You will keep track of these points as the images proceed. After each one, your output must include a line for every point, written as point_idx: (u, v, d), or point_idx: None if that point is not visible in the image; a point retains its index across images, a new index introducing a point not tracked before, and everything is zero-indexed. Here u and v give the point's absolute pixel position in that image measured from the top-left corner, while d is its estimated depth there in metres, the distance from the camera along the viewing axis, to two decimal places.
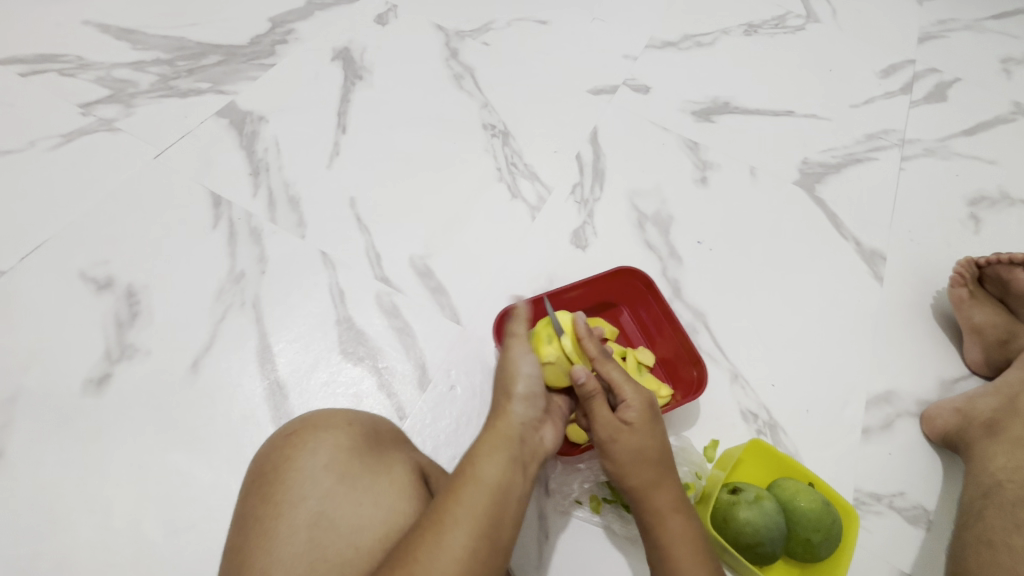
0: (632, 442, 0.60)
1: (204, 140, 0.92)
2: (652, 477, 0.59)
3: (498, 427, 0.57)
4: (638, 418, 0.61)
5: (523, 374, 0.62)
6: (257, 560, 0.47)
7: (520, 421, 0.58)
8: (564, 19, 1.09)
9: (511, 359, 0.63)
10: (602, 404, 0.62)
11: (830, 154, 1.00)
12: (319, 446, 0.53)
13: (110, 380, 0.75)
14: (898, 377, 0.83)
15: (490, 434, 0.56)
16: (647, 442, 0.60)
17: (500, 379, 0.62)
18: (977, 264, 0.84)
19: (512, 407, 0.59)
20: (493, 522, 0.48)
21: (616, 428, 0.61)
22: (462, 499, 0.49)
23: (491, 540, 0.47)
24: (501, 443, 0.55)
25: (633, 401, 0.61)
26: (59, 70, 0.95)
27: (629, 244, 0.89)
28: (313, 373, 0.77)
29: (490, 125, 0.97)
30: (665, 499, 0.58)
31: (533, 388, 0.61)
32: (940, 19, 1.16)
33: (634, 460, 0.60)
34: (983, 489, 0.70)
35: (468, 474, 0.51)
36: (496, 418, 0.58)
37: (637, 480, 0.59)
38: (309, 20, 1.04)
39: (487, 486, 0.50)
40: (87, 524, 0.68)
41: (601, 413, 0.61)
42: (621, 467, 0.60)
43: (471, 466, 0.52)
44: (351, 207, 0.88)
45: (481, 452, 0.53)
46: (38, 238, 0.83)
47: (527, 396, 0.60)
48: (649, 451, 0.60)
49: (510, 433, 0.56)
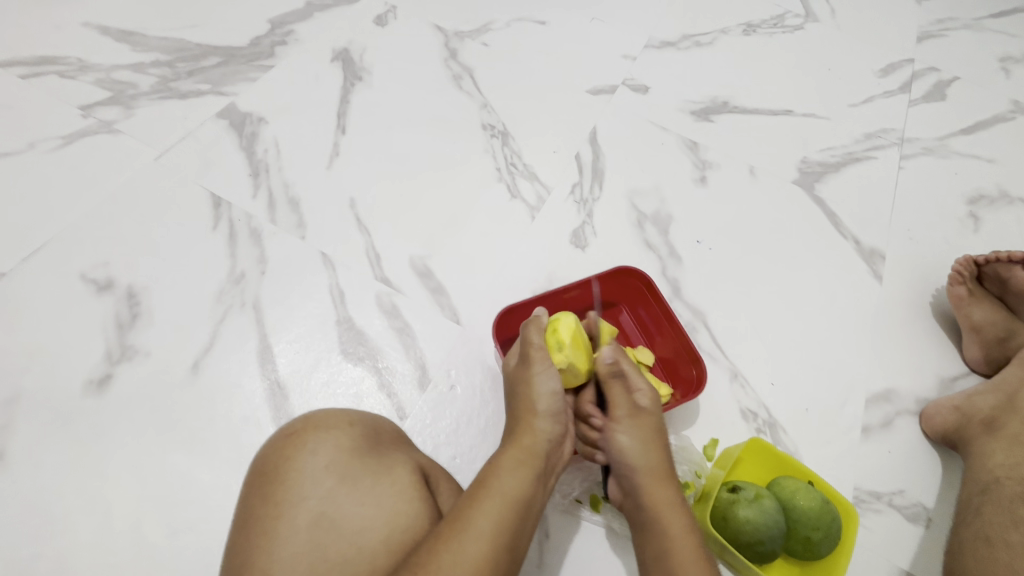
0: (642, 425, 0.64)
1: (204, 142, 0.92)
2: (655, 458, 0.62)
3: (522, 443, 0.59)
4: (649, 404, 0.65)
5: (545, 393, 0.63)
6: (259, 559, 0.47)
7: (546, 440, 0.60)
8: (563, 19, 1.09)
9: (531, 378, 0.64)
10: (619, 388, 0.67)
11: (829, 153, 1.00)
12: (320, 446, 0.53)
13: (111, 381, 0.75)
14: (898, 375, 0.83)
15: (513, 449, 0.57)
16: (654, 429, 0.64)
17: (522, 396, 0.63)
18: (976, 261, 0.84)
19: (538, 423, 0.61)
20: (513, 531, 0.49)
21: (631, 411, 0.65)
22: (485, 507, 0.50)
23: (511, 550, 0.48)
24: (525, 460, 0.56)
25: (644, 389, 0.66)
26: (59, 72, 0.96)
27: (628, 244, 0.90)
28: (314, 373, 0.78)
29: (489, 125, 0.97)
30: (664, 481, 0.60)
31: (555, 408, 0.63)
32: (939, 17, 1.16)
33: (642, 440, 0.63)
34: (981, 486, 0.70)
35: (492, 485, 0.52)
36: (521, 434, 0.60)
37: (642, 460, 0.62)
38: (309, 21, 1.04)
39: (511, 498, 0.52)
40: (88, 525, 0.69)
41: (617, 396, 0.66)
42: (629, 446, 0.63)
43: (495, 478, 0.53)
44: (350, 208, 0.89)
45: (506, 466, 0.55)
46: (39, 239, 0.83)
47: (550, 415, 0.62)
48: (657, 439, 0.64)
49: (533, 450, 0.58)
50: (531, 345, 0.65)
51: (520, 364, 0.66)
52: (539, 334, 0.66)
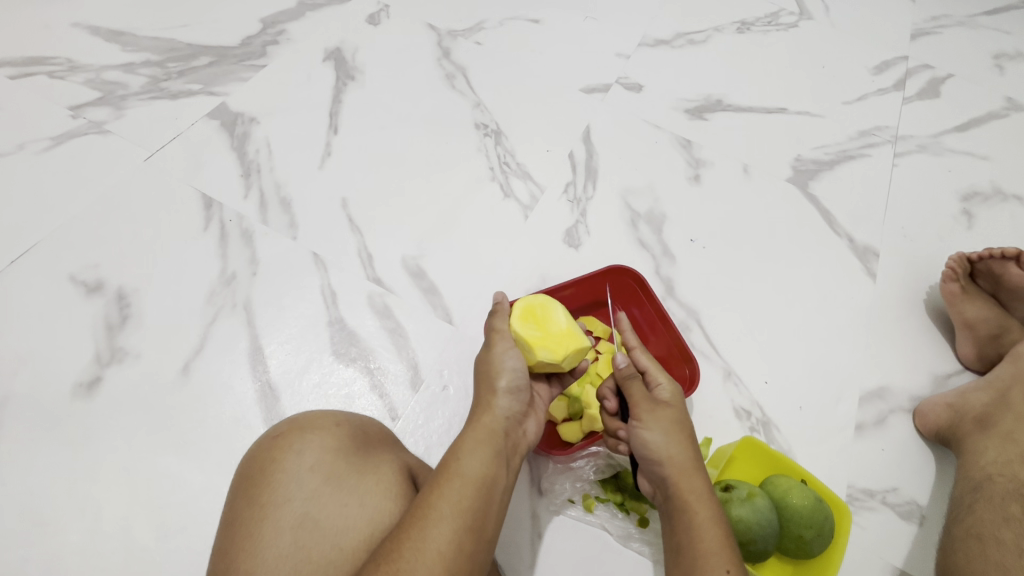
0: (666, 416, 0.61)
1: (195, 142, 0.91)
2: (687, 450, 0.59)
3: (481, 422, 0.57)
4: (671, 397, 0.63)
5: (507, 368, 0.61)
6: (244, 562, 0.47)
7: (506, 416, 0.58)
8: (556, 18, 1.09)
9: (493, 359, 0.62)
10: (637, 385, 0.64)
11: (823, 151, 1.00)
12: (306, 447, 0.53)
13: (100, 383, 0.75)
14: (892, 373, 0.83)
15: (474, 429, 0.56)
16: (679, 417, 0.61)
17: (482, 376, 0.62)
18: (970, 259, 0.84)
19: (497, 401, 0.59)
20: (478, 514, 0.49)
21: (650, 406, 0.61)
22: (445, 493, 0.49)
23: (477, 532, 0.48)
24: (485, 439, 0.55)
25: (664, 382, 0.64)
26: (48, 73, 0.95)
27: (622, 243, 0.89)
28: (305, 374, 0.77)
29: (482, 125, 0.97)
30: (695, 472, 0.58)
31: (517, 382, 0.61)
32: (933, 15, 1.16)
33: (669, 432, 0.60)
34: (974, 483, 0.70)
35: (451, 469, 0.51)
36: (479, 413, 0.58)
37: (670, 450, 0.58)
38: (301, 21, 1.03)
39: (474, 480, 0.50)
40: (78, 528, 0.68)
41: (638, 393, 0.63)
42: (654, 438, 0.59)
43: (455, 460, 0.52)
44: (343, 208, 0.88)
45: (466, 447, 0.53)
46: (27, 241, 0.83)
47: (511, 391, 0.60)
48: (683, 427, 0.61)
49: (494, 428, 0.56)
50: (499, 332, 0.65)
51: (485, 346, 0.65)
52: (503, 318, 0.66)
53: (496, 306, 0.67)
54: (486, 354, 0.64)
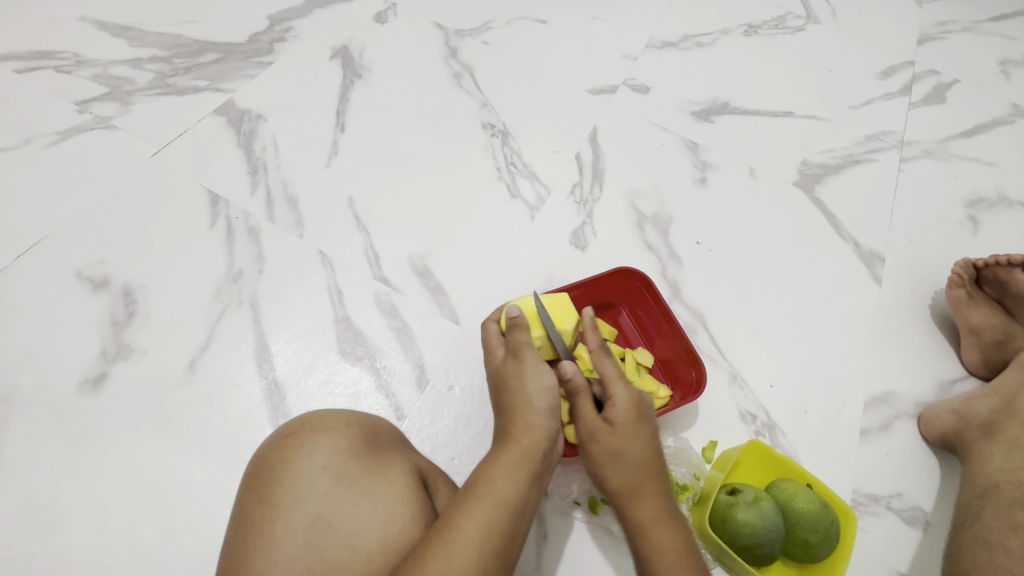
0: (610, 443, 0.60)
1: (202, 139, 0.91)
2: (632, 474, 0.59)
3: (519, 443, 0.57)
4: (621, 418, 0.61)
5: (543, 389, 0.61)
6: (255, 562, 0.46)
7: (544, 438, 0.58)
8: (564, 19, 1.09)
9: (525, 375, 0.62)
10: (587, 401, 0.62)
11: (829, 155, 1.00)
12: (317, 447, 0.53)
13: (107, 379, 0.75)
14: (896, 378, 0.83)
15: (508, 451, 0.56)
16: (629, 442, 0.60)
17: (515, 393, 0.61)
18: (975, 265, 0.84)
19: (534, 422, 0.59)
20: (505, 537, 0.49)
21: (597, 428, 0.61)
22: (475, 514, 0.49)
23: (503, 555, 0.48)
24: (521, 461, 0.55)
25: (619, 400, 0.61)
26: (56, 67, 0.95)
27: (627, 245, 0.89)
28: (311, 373, 0.77)
29: (489, 125, 0.97)
30: (643, 500, 0.58)
31: (554, 402, 0.61)
32: (939, 20, 1.16)
33: (613, 460, 0.60)
34: (980, 490, 0.70)
35: (483, 489, 0.51)
36: (518, 434, 0.58)
37: (617, 479, 0.59)
38: (308, 18, 1.03)
39: (503, 502, 0.51)
40: (84, 525, 0.68)
41: (583, 409, 0.62)
42: (602, 465, 0.60)
43: (486, 481, 0.52)
44: (349, 206, 0.88)
45: (500, 468, 0.54)
46: (33, 236, 0.82)
47: (548, 411, 0.60)
48: (630, 453, 0.59)
49: (531, 451, 0.56)
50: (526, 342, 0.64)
51: (511, 358, 0.64)
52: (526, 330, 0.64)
53: (513, 320, 0.65)
54: (514, 368, 0.63)
